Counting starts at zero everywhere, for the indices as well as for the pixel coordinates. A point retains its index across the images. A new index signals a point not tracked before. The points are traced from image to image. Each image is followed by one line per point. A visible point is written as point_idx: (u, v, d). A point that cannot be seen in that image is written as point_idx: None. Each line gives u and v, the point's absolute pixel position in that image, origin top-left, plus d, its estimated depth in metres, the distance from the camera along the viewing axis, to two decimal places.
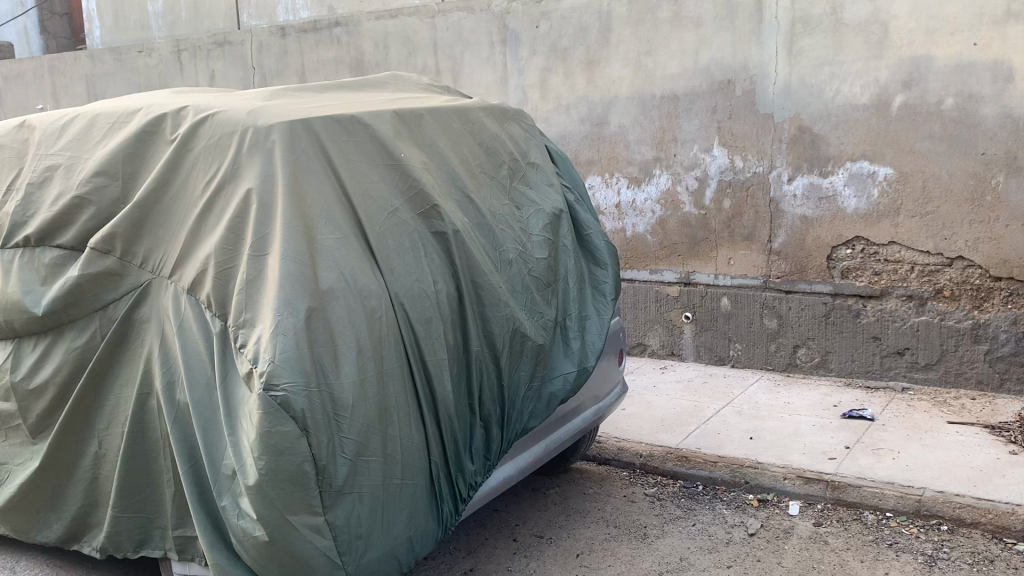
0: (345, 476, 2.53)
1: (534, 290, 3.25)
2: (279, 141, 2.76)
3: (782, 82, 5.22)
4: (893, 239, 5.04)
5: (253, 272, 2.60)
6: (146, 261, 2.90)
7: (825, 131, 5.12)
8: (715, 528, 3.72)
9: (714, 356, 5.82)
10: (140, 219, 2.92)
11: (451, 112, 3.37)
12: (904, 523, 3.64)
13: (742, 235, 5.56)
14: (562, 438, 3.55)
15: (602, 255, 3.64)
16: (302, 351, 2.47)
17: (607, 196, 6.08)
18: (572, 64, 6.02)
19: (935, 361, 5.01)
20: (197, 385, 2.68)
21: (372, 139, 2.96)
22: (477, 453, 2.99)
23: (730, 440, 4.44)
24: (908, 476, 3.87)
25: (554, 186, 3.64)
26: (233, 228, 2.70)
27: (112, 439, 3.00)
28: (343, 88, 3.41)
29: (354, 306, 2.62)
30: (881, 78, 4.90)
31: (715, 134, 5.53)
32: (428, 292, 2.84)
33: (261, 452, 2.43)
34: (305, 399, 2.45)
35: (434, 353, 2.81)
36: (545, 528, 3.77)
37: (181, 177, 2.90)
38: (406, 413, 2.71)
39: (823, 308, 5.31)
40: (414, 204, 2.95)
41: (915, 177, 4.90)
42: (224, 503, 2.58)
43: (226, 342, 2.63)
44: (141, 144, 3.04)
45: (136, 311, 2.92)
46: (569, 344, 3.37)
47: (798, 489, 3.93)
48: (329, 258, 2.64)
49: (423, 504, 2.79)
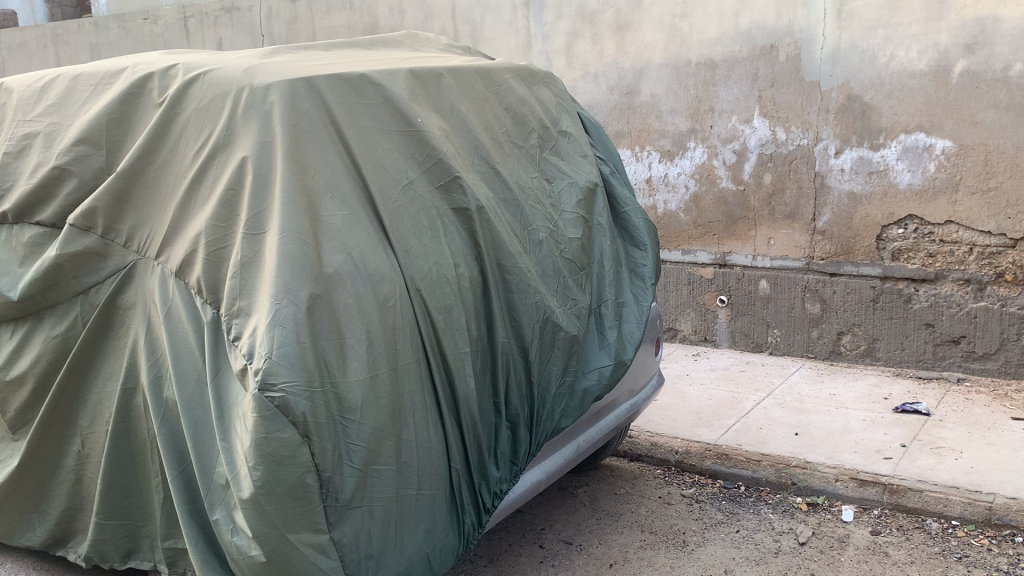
0: (352, 489, 2.20)
1: (566, 274, 2.90)
2: (278, 103, 2.41)
3: (831, 47, 4.82)
4: (950, 218, 4.65)
5: (248, 254, 2.27)
6: (131, 239, 2.57)
7: (877, 100, 4.72)
8: (761, 535, 3.38)
9: (750, 342, 5.48)
10: (125, 191, 2.59)
11: (474, 72, 3.01)
12: (973, 534, 3.29)
13: (783, 212, 5.18)
14: (596, 436, 3.21)
15: (641, 234, 3.29)
16: (303, 345, 2.13)
17: (637, 170, 5.72)
18: (600, 29, 5.64)
19: (994, 351, 4.65)
20: (186, 382, 2.36)
21: (385, 101, 2.61)
22: (503, 457, 2.65)
23: (773, 436, 4.09)
24: (975, 480, 3.51)
25: (588, 157, 3.28)
26: (227, 202, 2.37)
27: (95, 440, 2.68)
28: (354, 45, 3.05)
29: (364, 293, 2.29)
30: (941, 42, 4.49)
31: (756, 103, 5.14)
32: (448, 277, 2.49)
33: (257, 461, 2.10)
34: (307, 401, 2.11)
35: (455, 346, 2.47)
36: (574, 533, 3.45)
37: (169, 144, 2.56)
38: (423, 415, 2.38)
39: (871, 293, 4.94)
40: (432, 176, 2.60)
41: (977, 150, 4.49)
42: (216, 516, 2.26)
43: (217, 332, 2.30)
44: (125, 108, 2.69)
45: (119, 297, 2.59)
46: (604, 334, 3.01)
47: (852, 492, 3.59)
48: (334, 238, 2.29)
49: (443, 517, 2.46)
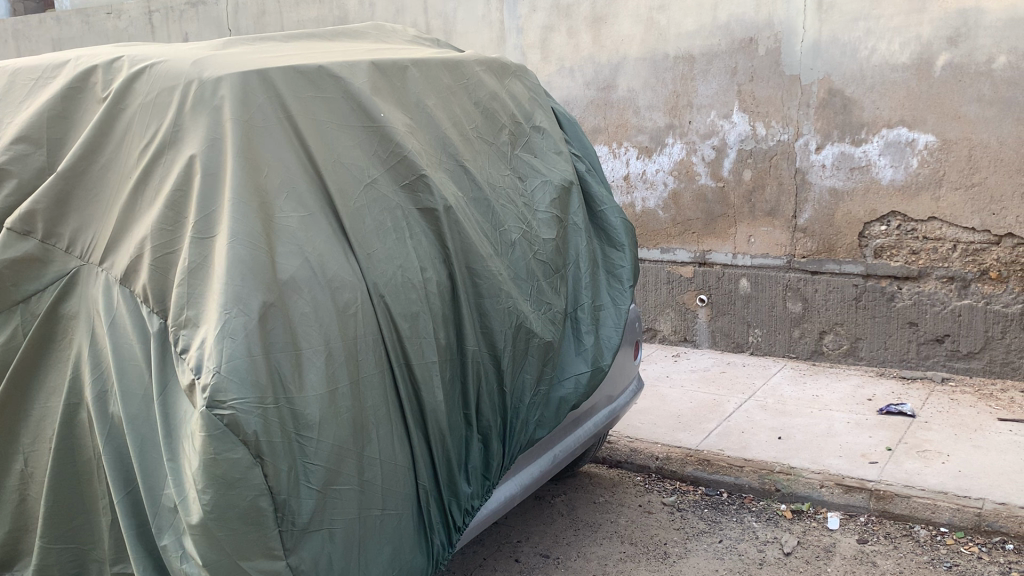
0: (311, 511, 2.05)
1: (540, 277, 2.76)
2: (229, 97, 2.25)
3: (811, 40, 4.70)
4: (934, 214, 4.55)
5: (196, 259, 2.10)
6: (73, 244, 2.38)
7: (858, 95, 4.62)
8: (745, 545, 3.26)
9: (731, 342, 5.37)
10: (67, 192, 2.40)
11: (441, 64, 2.86)
12: (963, 541, 3.19)
13: (764, 210, 5.08)
14: (574, 445, 3.09)
15: (618, 234, 3.16)
16: (255, 359, 1.97)
17: (615, 167, 5.59)
18: (576, 23, 5.51)
19: (978, 350, 4.56)
20: (132, 398, 2.19)
21: (345, 96, 2.47)
22: (474, 472, 2.52)
23: (756, 440, 3.98)
24: (963, 484, 3.40)
25: (562, 154, 3.14)
26: (174, 203, 2.20)
27: (38, 459, 2.44)
28: (314, 37, 2.89)
29: (322, 300, 2.14)
30: (923, 34, 4.38)
31: (735, 98, 5.02)
32: (414, 281, 2.34)
33: (205, 484, 1.93)
34: (259, 419, 1.96)
35: (422, 355, 2.32)
36: (552, 545, 3.32)
37: (114, 141, 2.39)
38: (387, 430, 2.23)
39: (853, 291, 4.85)
40: (396, 174, 2.45)
41: (960, 145, 4.39)
42: (164, 542, 2.09)
43: (164, 343, 2.13)
44: (67, 104, 2.51)
45: (61, 306, 2.39)
46: (581, 339, 2.88)
47: (837, 498, 3.47)
48: (290, 242, 2.14)
49: (411, 537, 2.31)
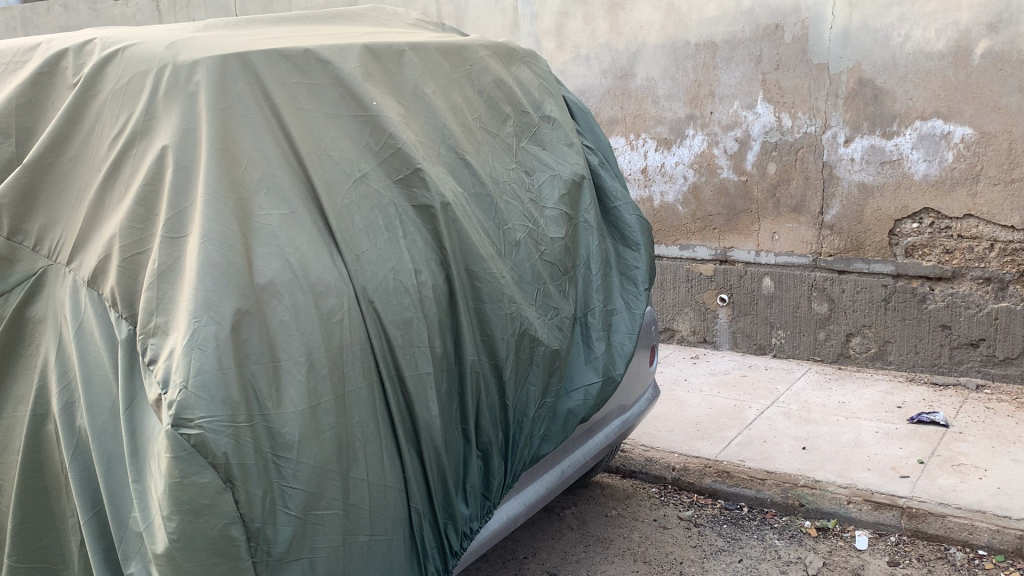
0: (288, 540, 1.87)
1: (547, 279, 2.55)
2: (205, 83, 2.06)
3: (840, 27, 4.46)
4: (970, 212, 4.31)
5: (165, 260, 1.90)
6: (41, 242, 2.20)
7: (890, 85, 4.37)
8: (766, 566, 3.05)
9: (754, 343, 5.15)
10: (33, 186, 2.22)
11: (442, 49, 2.66)
12: (1003, 565, 2.96)
13: (788, 206, 4.84)
14: (583, 458, 2.89)
15: (633, 232, 2.95)
16: (226, 373, 1.78)
17: (631, 160, 5.38)
18: (593, 8, 5.28)
19: (1016, 356, 4.31)
20: (99, 411, 1.99)
21: (335, 84, 2.28)
22: (473, 492, 2.32)
23: (779, 450, 3.76)
24: (1002, 503, 3.17)
25: (574, 145, 2.93)
26: (145, 199, 2.01)
27: (5, 474, 2.24)
28: (306, 19, 2.70)
29: (304, 307, 1.95)
30: (961, 20, 4.13)
31: (760, 87, 4.78)
32: (407, 285, 2.14)
33: (172, 510, 1.75)
34: (230, 441, 1.77)
35: (416, 367, 2.13)
36: (560, 562, 3.12)
37: (84, 131, 2.20)
38: (376, 448, 2.04)
39: (882, 291, 4.61)
40: (389, 168, 2.25)
41: (1000, 138, 4.14)
42: (131, 569, 1.91)
43: (132, 353, 1.93)
44: (36, 90, 2.32)
45: (27, 310, 2.19)
46: (591, 346, 2.68)
47: (866, 516, 3.25)
48: (268, 242, 1.95)
49: (402, 564, 2.12)
